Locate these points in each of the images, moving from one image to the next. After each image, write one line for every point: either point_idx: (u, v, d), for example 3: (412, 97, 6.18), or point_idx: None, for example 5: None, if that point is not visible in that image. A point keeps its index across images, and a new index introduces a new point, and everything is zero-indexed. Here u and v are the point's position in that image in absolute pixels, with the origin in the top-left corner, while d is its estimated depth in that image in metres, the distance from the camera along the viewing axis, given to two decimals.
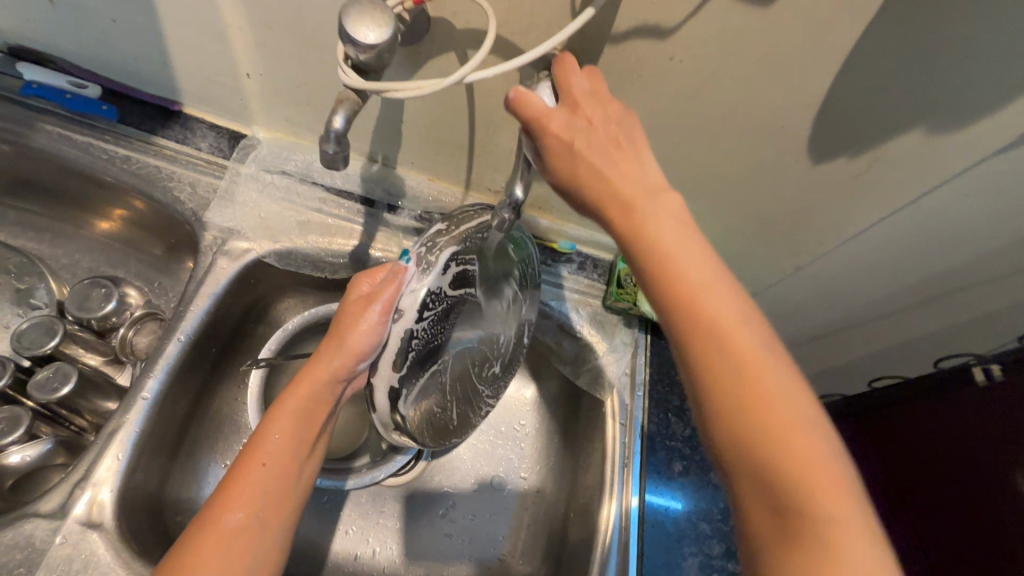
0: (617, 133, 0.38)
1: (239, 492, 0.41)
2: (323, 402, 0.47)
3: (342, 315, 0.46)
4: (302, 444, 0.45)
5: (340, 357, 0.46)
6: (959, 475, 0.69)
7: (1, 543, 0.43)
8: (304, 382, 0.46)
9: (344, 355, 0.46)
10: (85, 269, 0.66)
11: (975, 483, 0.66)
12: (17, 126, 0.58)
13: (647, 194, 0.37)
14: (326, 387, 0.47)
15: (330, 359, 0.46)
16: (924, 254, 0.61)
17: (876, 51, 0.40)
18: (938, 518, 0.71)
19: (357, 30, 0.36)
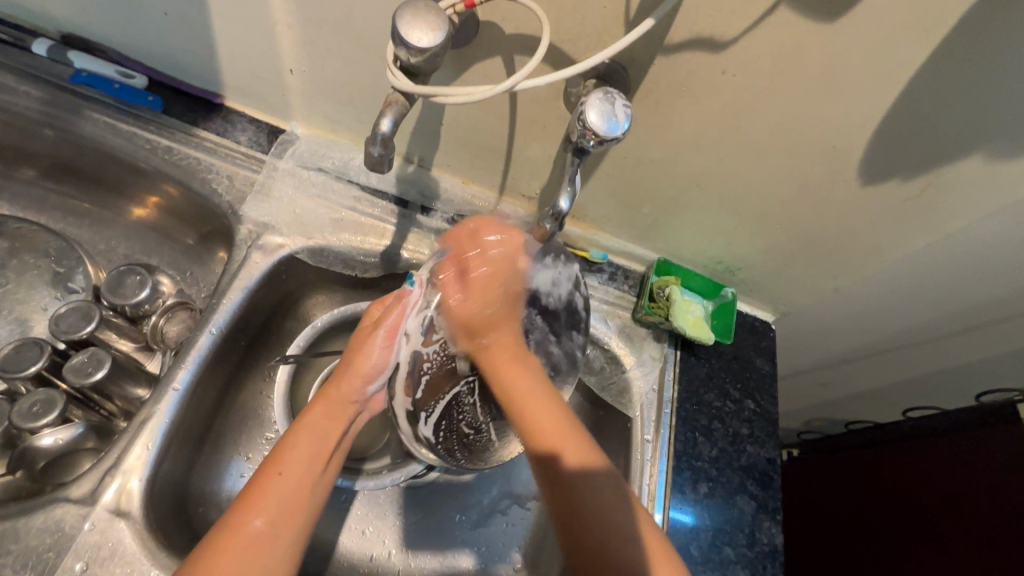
0: (495, 272, 0.52)
1: (257, 500, 0.41)
2: (338, 419, 0.49)
3: (354, 347, 0.52)
4: (318, 458, 0.46)
5: (350, 380, 0.51)
6: (968, 512, 0.67)
7: (33, 526, 0.44)
8: (318, 401, 0.50)
9: (354, 377, 0.51)
10: (121, 255, 0.67)
11: (984, 522, 0.65)
12: (64, 112, 0.59)
13: (501, 326, 0.53)
14: (339, 407, 0.50)
15: (343, 382, 0.51)
16: (971, 283, 0.59)
17: (943, 74, 0.39)
18: (927, 551, 0.69)
19: (410, 33, 0.36)
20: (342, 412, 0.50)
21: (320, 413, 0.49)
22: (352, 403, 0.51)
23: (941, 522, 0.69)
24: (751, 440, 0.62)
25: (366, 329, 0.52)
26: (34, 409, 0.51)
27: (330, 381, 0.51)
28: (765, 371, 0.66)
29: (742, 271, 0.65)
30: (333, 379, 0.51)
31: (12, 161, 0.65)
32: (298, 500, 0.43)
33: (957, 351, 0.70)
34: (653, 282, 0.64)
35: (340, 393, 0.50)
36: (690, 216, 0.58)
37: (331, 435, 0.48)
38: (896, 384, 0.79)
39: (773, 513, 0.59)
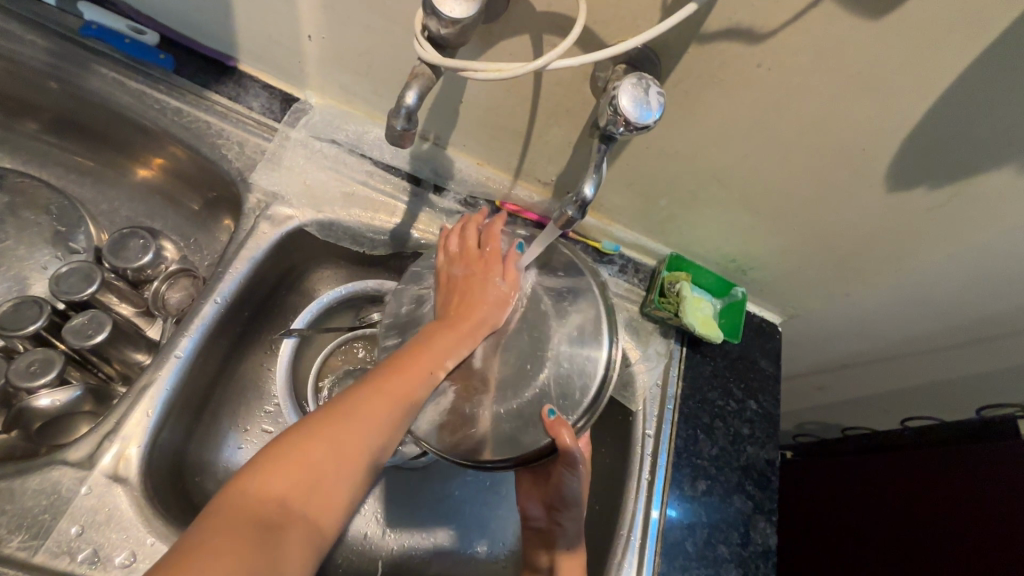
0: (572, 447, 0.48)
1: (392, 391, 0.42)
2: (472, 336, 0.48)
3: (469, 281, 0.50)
4: (445, 363, 0.46)
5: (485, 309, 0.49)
6: (971, 530, 0.66)
7: (29, 487, 0.43)
8: (445, 310, 0.49)
9: (484, 297, 0.49)
10: (124, 217, 0.66)
11: (984, 544, 0.64)
12: (72, 66, 0.57)
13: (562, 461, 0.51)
14: (474, 328, 0.48)
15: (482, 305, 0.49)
16: (983, 296, 0.59)
17: (983, 82, 0.38)
18: (920, 562, 0.70)
19: (442, 2, 0.35)
20: (470, 325, 0.48)
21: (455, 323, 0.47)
22: (486, 324, 0.49)
23: (941, 533, 0.69)
24: (751, 440, 0.62)
25: (491, 255, 0.52)
26: (32, 368, 0.51)
27: (451, 296, 0.50)
28: (769, 372, 0.66)
29: (754, 271, 0.64)
30: (460, 300, 0.49)
31: (15, 113, 0.64)
32: (418, 389, 0.44)
33: (958, 362, 0.70)
34: (664, 277, 0.64)
35: (479, 311, 0.48)
36: (707, 212, 0.58)
37: (460, 342, 0.47)
38: (895, 390, 0.79)
39: (769, 514, 0.59)
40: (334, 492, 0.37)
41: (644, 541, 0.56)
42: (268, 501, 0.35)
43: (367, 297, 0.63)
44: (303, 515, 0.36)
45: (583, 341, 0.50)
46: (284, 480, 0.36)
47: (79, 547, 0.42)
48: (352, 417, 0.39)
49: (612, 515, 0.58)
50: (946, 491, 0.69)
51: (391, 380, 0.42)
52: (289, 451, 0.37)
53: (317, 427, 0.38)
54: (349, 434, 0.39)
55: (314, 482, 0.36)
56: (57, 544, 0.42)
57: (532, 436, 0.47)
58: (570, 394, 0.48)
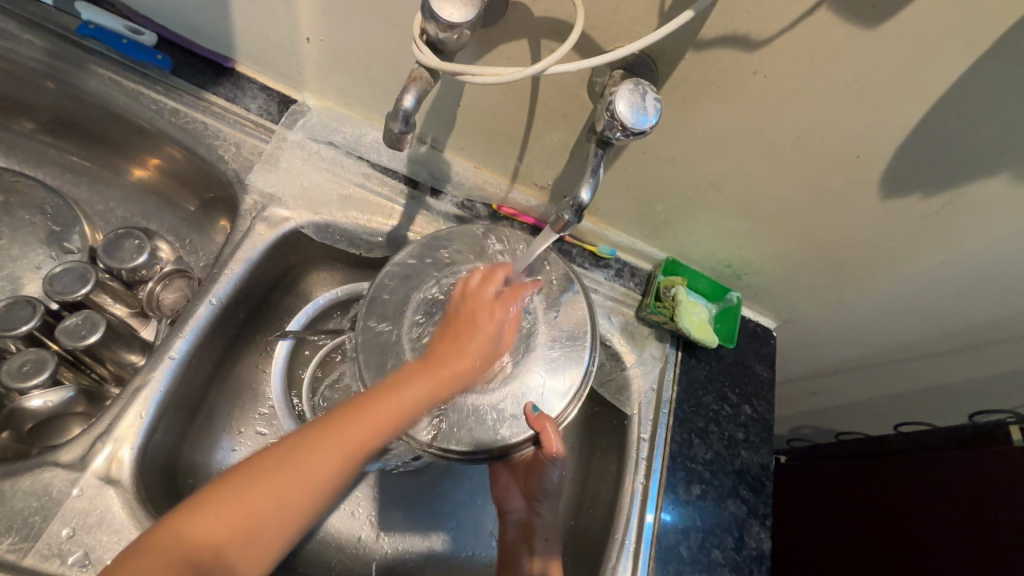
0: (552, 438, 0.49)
1: (338, 440, 0.41)
2: (450, 386, 0.45)
3: (462, 325, 0.47)
4: (413, 414, 0.44)
5: (470, 360, 0.46)
6: (974, 533, 0.65)
7: (20, 489, 0.43)
8: (435, 352, 0.46)
9: (471, 353, 0.46)
10: (119, 218, 0.65)
11: (970, 549, 0.65)
12: (69, 66, 0.57)
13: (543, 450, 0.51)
14: (454, 378, 0.45)
15: (466, 354, 0.46)
16: (975, 303, 0.59)
17: (976, 90, 0.38)
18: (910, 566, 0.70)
19: (441, 7, 0.35)
20: (448, 380, 0.45)
21: (436, 377, 0.44)
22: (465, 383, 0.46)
23: (944, 535, 0.68)
24: (746, 444, 0.62)
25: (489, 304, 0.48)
26: (24, 368, 0.50)
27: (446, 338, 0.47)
28: (764, 377, 0.66)
29: (749, 276, 0.65)
30: (450, 341, 0.46)
31: (10, 112, 0.63)
32: (374, 442, 0.42)
33: (950, 368, 0.70)
34: (660, 281, 0.64)
35: (462, 367, 0.45)
36: (703, 217, 0.58)
37: (433, 393, 0.44)
38: (888, 396, 0.80)
39: (763, 518, 0.60)
40: (266, 538, 0.39)
41: (638, 545, 0.56)
42: (199, 540, 0.38)
43: (363, 299, 0.63)
44: (230, 560, 0.38)
45: (573, 346, 0.51)
46: (215, 524, 0.38)
47: (70, 549, 0.42)
48: (292, 468, 0.40)
49: (606, 519, 0.58)
50: (937, 496, 0.70)
51: (344, 433, 0.41)
52: (221, 501, 0.39)
53: (259, 473, 0.40)
54: (284, 489, 0.40)
55: (246, 531, 0.38)
56: (48, 546, 0.42)
57: (513, 429, 0.48)
58: (553, 393, 0.49)
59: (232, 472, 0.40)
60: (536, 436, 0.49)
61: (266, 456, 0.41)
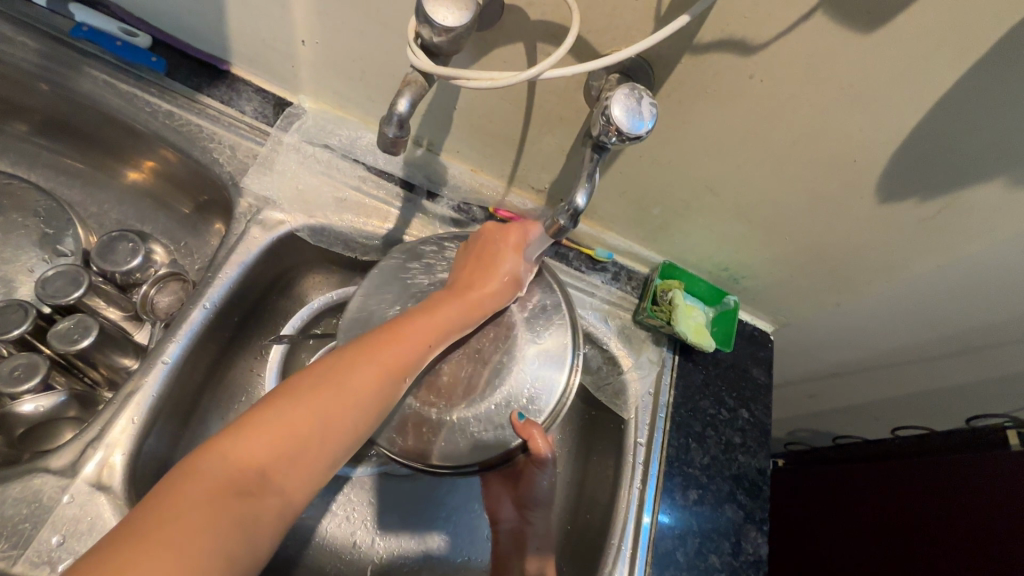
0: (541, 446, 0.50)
1: (380, 355, 0.42)
2: (477, 309, 0.48)
3: (480, 261, 0.50)
4: (446, 333, 0.46)
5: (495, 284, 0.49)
6: (974, 529, 0.65)
7: (10, 495, 0.42)
8: (459, 281, 0.49)
9: (498, 278, 0.50)
10: (113, 220, 0.65)
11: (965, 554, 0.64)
12: (62, 68, 0.57)
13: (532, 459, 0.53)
14: (479, 302, 0.49)
15: (490, 280, 0.49)
16: (973, 307, 0.59)
17: (973, 95, 0.38)
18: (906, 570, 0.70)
19: (435, 11, 0.35)
20: (478, 304, 0.49)
21: (467, 302, 0.48)
22: (492, 307, 0.50)
23: (946, 534, 0.67)
24: (743, 449, 0.62)
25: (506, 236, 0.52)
26: (16, 373, 0.50)
27: (469, 268, 0.50)
28: (761, 381, 0.66)
29: (746, 280, 0.64)
30: (471, 272, 0.50)
31: (4, 114, 0.63)
32: (414, 357, 0.44)
33: (947, 371, 0.70)
34: (657, 285, 0.64)
35: (487, 290, 0.49)
36: (700, 221, 0.58)
37: (463, 314, 0.47)
38: (886, 399, 0.80)
39: (760, 522, 0.59)
40: (315, 457, 0.38)
41: (635, 550, 0.55)
42: (245, 463, 0.35)
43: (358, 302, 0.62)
44: (279, 480, 0.36)
45: (553, 351, 0.52)
46: (262, 445, 0.36)
47: (60, 557, 0.41)
48: (337, 385, 0.40)
49: (603, 523, 0.58)
50: (934, 500, 0.70)
51: (386, 346, 0.43)
52: (265, 421, 0.37)
53: (303, 390, 0.39)
54: (331, 406, 0.39)
55: (294, 449, 0.37)
56: (38, 553, 0.41)
57: (502, 437, 0.49)
58: (536, 400, 0.51)
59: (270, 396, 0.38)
60: (525, 444, 0.50)
61: (304, 379, 0.40)
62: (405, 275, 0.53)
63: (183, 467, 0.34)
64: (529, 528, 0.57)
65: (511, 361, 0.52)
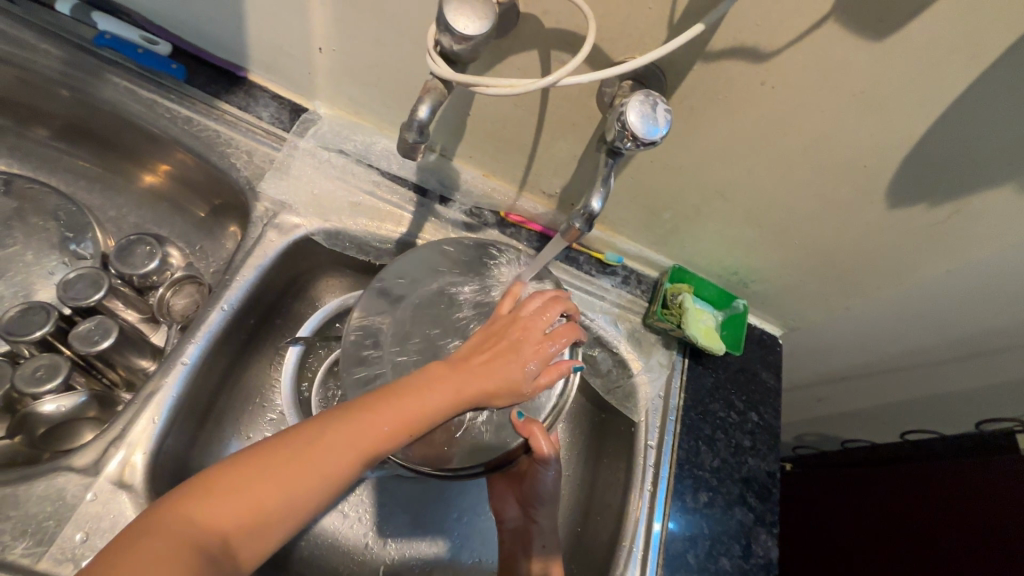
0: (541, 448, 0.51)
1: (359, 435, 0.41)
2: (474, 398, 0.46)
3: (495, 344, 0.47)
4: (434, 419, 0.44)
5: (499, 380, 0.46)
6: (984, 531, 0.65)
7: (34, 493, 0.43)
8: (470, 368, 0.46)
9: (506, 377, 0.46)
10: (131, 224, 0.66)
11: (975, 556, 0.65)
12: (84, 75, 0.58)
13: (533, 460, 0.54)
14: (479, 392, 0.46)
15: (495, 376, 0.46)
16: (982, 311, 0.59)
17: (983, 101, 0.39)
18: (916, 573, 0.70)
19: (456, 20, 0.35)
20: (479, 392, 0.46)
21: (465, 394, 0.45)
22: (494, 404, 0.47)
23: (957, 538, 0.67)
24: (753, 452, 0.62)
25: (534, 336, 0.48)
26: (37, 374, 0.51)
27: (482, 351, 0.47)
28: (770, 384, 0.66)
29: (755, 284, 0.65)
30: (482, 356, 0.47)
31: (26, 120, 0.64)
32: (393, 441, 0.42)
33: (956, 376, 0.71)
34: (666, 288, 0.64)
35: (490, 385, 0.46)
36: (710, 226, 0.58)
37: (456, 401, 0.45)
38: (895, 404, 0.80)
39: (770, 526, 0.59)
40: (278, 527, 0.39)
41: (646, 553, 0.56)
42: (210, 529, 0.36)
43: None
44: (239, 550, 0.37)
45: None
46: (227, 514, 0.37)
47: (83, 554, 0.42)
48: (312, 463, 0.39)
49: (615, 524, 0.58)
50: (942, 504, 0.70)
51: (368, 426, 0.42)
52: (237, 488, 0.37)
53: (278, 462, 0.39)
54: (301, 482, 0.39)
55: (257, 523, 0.37)
56: (61, 551, 0.42)
57: (504, 438, 0.50)
58: (537, 401, 0.52)
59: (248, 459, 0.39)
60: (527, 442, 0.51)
61: (282, 447, 0.40)
62: (413, 278, 0.54)
63: (155, 519, 0.36)
64: (533, 528, 0.57)
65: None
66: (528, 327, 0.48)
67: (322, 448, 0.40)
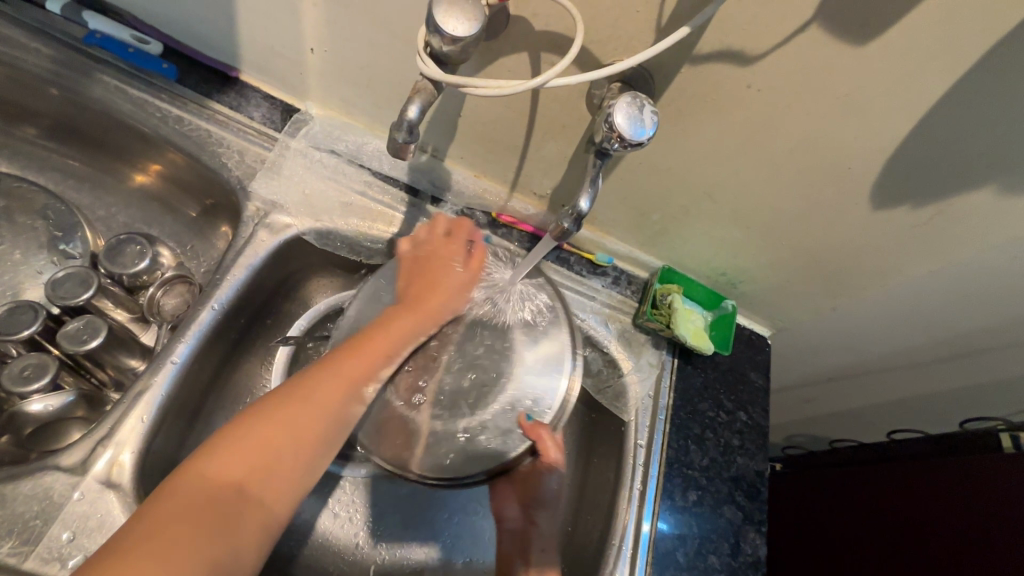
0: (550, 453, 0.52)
1: (337, 373, 0.46)
2: (430, 318, 0.50)
3: (428, 270, 0.52)
4: (403, 346, 0.49)
5: (443, 294, 0.51)
6: (966, 527, 0.66)
7: (21, 492, 0.43)
8: (414, 296, 0.51)
9: (440, 291, 0.51)
10: (121, 223, 0.66)
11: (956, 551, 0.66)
12: (75, 74, 0.58)
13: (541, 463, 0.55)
14: (432, 311, 0.50)
15: (439, 292, 0.51)
16: (966, 312, 0.60)
17: (961, 105, 0.39)
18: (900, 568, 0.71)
19: (446, 21, 0.36)
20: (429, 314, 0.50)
21: (417, 315, 0.50)
22: (445, 317, 0.51)
23: (939, 533, 0.69)
24: (741, 451, 0.63)
25: (457, 243, 0.54)
26: (25, 373, 0.51)
27: (418, 281, 0.52)
28: (759, 384, 0.67)
29: (744, 285, 0.66)
30: (422, 283, 0.52)
31: (14, 119, 0.64)
32: (372, 373, 0.47)
33: (941, 376, 0.72)
34: (656, 289, 0.65)
35: (439, 299, 0.51)
36: (699, 227, 0.59)
37: (416, 325, 0.50)
38: (882, 403, 0.81)
39: (759, 524, 0.60)
40: (287, 470, 0.42)
41: (635, 551, 0.56)
42: (222, 482, 0.40)
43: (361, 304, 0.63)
44: (255, 494, 0.41)
45: (551, 348, 0.52)
46: (236, 463, 0.40)
47: (70, 553, 0.42)
48: (301, 406, 0.44)
49: (604, 524, 0.59)
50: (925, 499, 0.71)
51: (342, 367, 0.46)
52: (238, 440, 0.41)
53: (271, 411, 0.43)
54: (296, 426, 0.43)
55: (266, 467, 0.41)
56: (48, 550, 0.42)
57: (512, 441, 0.50)
58: (541, 401, 0.51)
59: (244, 416, 0.43)
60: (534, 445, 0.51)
61: (272, 400, 0.44)
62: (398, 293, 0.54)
63: (168, 484, 0.39)
64: (533, 529, 0.57)
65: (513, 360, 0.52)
66: (456, 245, 0.54)
67: (305, 392, 0.44)
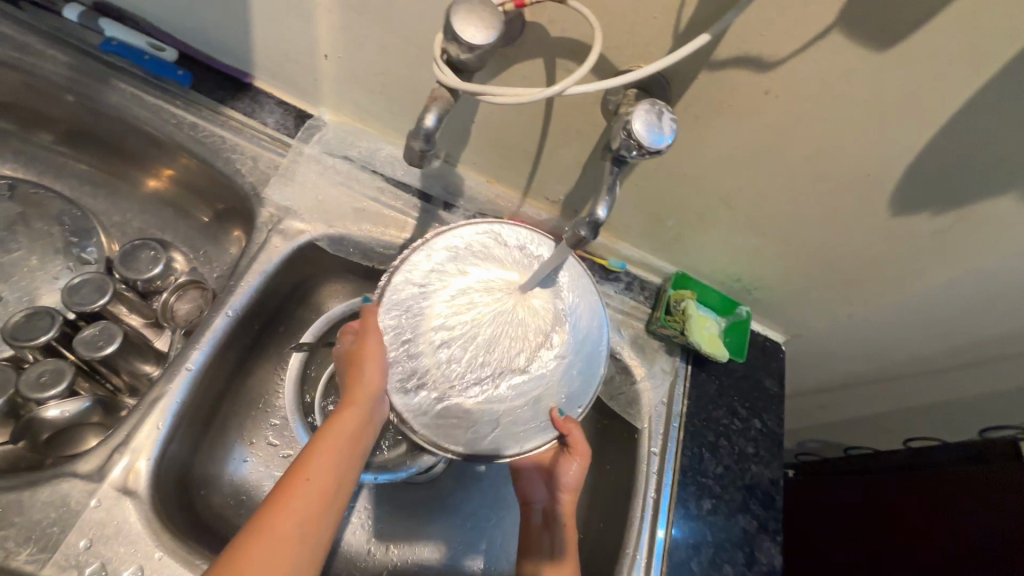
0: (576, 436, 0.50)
1: (277, 510, 0.39)
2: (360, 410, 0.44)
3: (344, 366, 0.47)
4: (339, 454, 0.43)
5: (360, 378, 0.45)
6: (980, 533, 0.65)
7: (39, 499, 0.43)
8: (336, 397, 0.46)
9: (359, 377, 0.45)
10: (135, 229, 0.66)
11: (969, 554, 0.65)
12: (91, 81, 0.58)
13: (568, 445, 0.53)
14: (358, 401, 0.44)
15: (355, 378, 0.45)
16: (985, 319, 0.59)
17: (986, 112, 0.39)
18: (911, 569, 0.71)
19: (464, 29, 0.36)
20: (356, 406, 0.44)
21: (342, 415, 0.44)
22: (375, 399, 0.45)
23: (952, 537, 0.68)
24: (756, 459, 0.62)
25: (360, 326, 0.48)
26: (42, 379, 0.51)
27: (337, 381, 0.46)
28: (774, 392, 0.66)
29: (758, 291, 0.65)
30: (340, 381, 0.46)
31: (30, 124, 0.64)
32: (316, 496, 0.40)
33: (958, 384, 0.71)
34: (670, 295, 0.65)
35: (360, 389, 0.45)
36: (713, 233, 0.59)
37: (348, 425, 0.44)
38: (898, 411, 0.80)
39: (774, 533, 0.59)
40: None
41: (649, 560, 0.55)
42: None
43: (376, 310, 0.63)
44: None
45: (591, 350, 0.50)
46: None
47: (87, 560, 0.42)
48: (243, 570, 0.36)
49: (619, 532, 0.58)
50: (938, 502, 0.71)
51: (279, 501, 0.39)
52: None
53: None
54: None
55: None
56: (65, 557, 0.42)
57: (541, 433, 0.47)
58: (577, 398, 0.49)
59: None
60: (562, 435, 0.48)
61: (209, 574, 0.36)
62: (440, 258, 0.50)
63: None
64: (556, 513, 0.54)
65: (556, 362, 0.49)
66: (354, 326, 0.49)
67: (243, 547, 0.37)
